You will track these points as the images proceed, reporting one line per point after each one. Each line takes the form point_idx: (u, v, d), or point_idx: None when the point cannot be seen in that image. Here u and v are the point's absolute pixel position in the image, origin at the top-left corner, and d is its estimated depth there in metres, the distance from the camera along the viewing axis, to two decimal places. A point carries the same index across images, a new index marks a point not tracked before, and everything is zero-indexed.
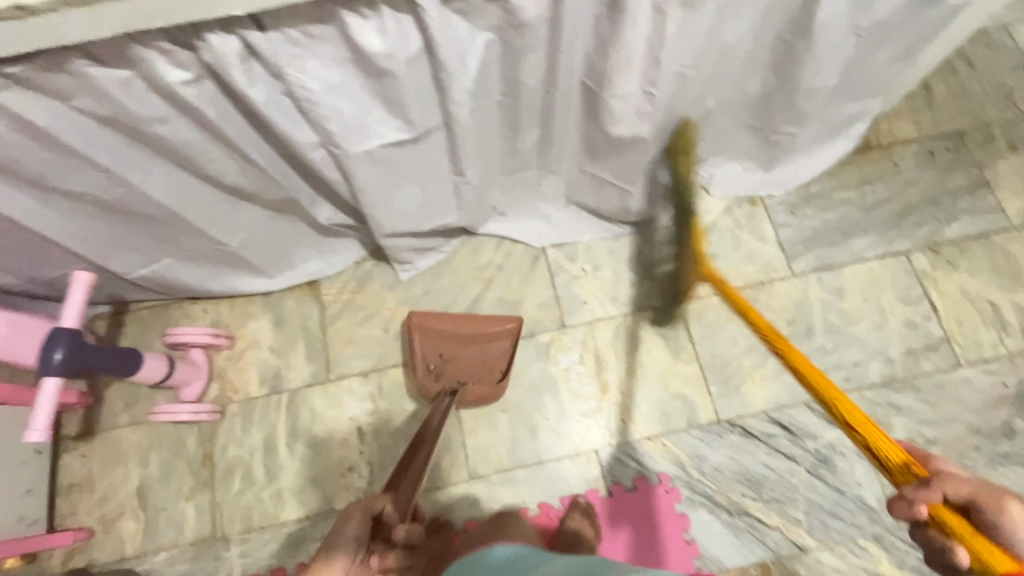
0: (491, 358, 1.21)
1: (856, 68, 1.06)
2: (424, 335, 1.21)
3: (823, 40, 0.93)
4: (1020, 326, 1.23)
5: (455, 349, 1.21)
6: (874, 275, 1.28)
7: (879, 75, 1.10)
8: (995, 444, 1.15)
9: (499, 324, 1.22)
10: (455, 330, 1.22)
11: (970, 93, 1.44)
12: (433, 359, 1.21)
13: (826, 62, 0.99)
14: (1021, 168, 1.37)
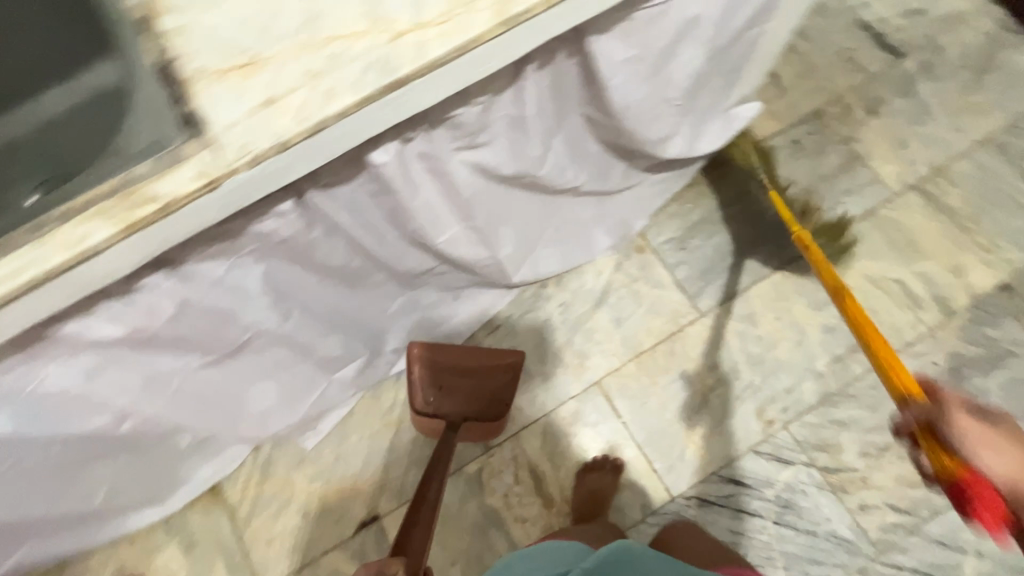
0: (494, 393, 1.12)
1: (693, 117, 0.95)
2: (430, 369, 1.11)
3: (638, 114, 0.82)
4: (932, 297, 1.21)
5: (454, 383, 1.12)
6: (779, 289, 1.23)
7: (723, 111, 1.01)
8: None
9: (501, 358, 1.13)
10: (453, 364, 1.12)
11: (816, 67, 1.40)
12: (432, 393, 1.12)
13: (658, 128, 0.88)
14: (886, 130, 1.34)
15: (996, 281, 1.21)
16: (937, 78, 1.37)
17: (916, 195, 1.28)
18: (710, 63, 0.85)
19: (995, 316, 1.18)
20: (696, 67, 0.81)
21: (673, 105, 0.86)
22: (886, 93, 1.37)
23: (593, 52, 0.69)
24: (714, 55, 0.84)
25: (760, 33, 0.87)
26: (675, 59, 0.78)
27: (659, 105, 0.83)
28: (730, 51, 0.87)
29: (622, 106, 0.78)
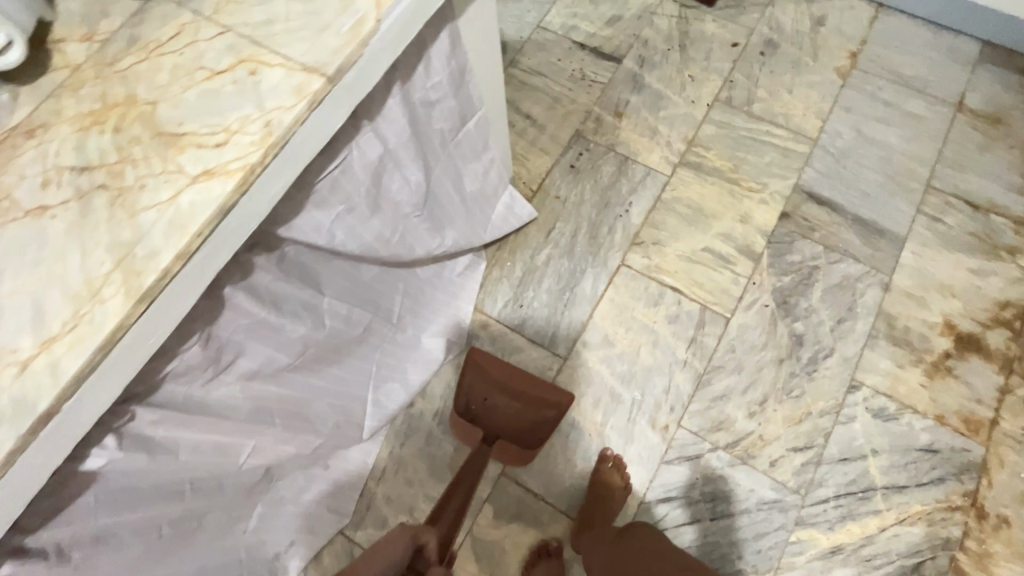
0: (535, 424, 1.15)
1: (450, 211, 0.99)
2: (477, 376, 1.16)
3: (384, 236, 0.83)
4: (738, 249, 1.32)
5: (496, 397, 1.16)
6: (617, 302, 1.29)
7: (482, 189, 1.05)
8: (799, 357, 1.22)
9: (552, 392, 1.16)
10: (508, 381, 1.17)
11: (559, 95, 1.52)
12: (478, 402, 1.17)
13: (414, 232, 0.91)
14: (638, 125, 1.47)
15: (776, 213, 1.35)
16: (655, 66, 1.54)
17: (686, 169, 1.41)
18: (435, 170, 0.88)
19: (789, 242, 1.32)
20: (417, 178, 0.82)
21: (415, 212, 0.87)
22: (623, 94, 1.51)
23: (293, 237, 0.68)
24: (435, 161, 0.87)
25: (478, 123, 0.91)
26: (388, 186, 0.77)
27: (401, 221, 0.85)
28: (444, 147, 0.88)
29: (361, 247, 0.79)
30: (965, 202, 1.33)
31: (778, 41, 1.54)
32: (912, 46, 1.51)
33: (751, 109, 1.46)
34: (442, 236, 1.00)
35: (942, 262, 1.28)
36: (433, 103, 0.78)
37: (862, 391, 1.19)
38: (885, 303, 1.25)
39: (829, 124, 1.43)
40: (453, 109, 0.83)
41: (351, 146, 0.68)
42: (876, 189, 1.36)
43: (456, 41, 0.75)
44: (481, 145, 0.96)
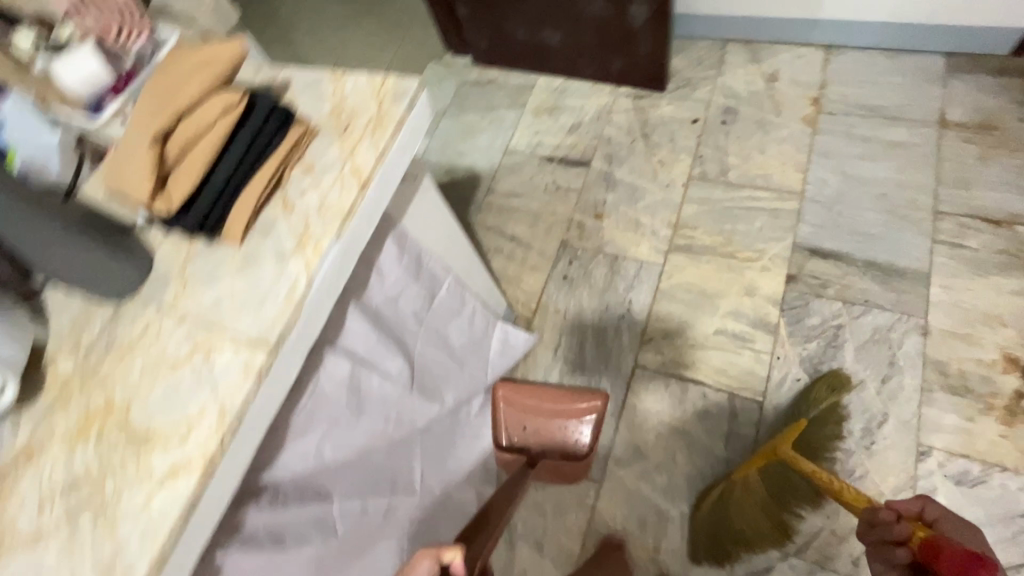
0: (577, 441, 1.11)
1: (443, 373, 1.00)
2: None
3: (381, 426, 0.84)
4: (752, 325, 1.27)
5: None
6: (641, 408, 1.25)
7: (470, 340, 1.08)
8: (852, 430, 1.12)
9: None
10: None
11: (538, 210, 1.57)
12: (518, 432, 0.96)
13: (416, 404, 0.92)
14: (619, 221, 1.49)
15: (782, 277, 1.30)
16: (623, 160, 1.58)
17: (678, 253, 1.40)
18: (415, 347, 0.92)
19: (804, 304, 1.26)
20: (398, 362, 0.85)
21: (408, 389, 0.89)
22: (599, 194, 1.54)
23: (278, 478, 0.73)
24: (413, 339, 0.91)
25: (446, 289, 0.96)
26: (370, 382, 0.81)
27: (398, 402, 0.87)
28: (423, 320, 0.92)
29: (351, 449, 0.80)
30: (983, 220, 1.24)
31: (737, 106, 1.56)
32: (874, 77, 1.49)
33: (728, 178, 1.46)
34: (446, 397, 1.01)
35: (978, 290, 1.18)
36: (396, 294, 0.84)
37: (934, 456, 1.07)
38: (928, 350, 1.15)
39: (811, 174, 1.41)
40: (419, 288, 0.88)
41: (321, 368, 0.74)
42: (880, 229, 1.30)
43: (404, 239, 0.83)
44: (459, 302, 1.01)
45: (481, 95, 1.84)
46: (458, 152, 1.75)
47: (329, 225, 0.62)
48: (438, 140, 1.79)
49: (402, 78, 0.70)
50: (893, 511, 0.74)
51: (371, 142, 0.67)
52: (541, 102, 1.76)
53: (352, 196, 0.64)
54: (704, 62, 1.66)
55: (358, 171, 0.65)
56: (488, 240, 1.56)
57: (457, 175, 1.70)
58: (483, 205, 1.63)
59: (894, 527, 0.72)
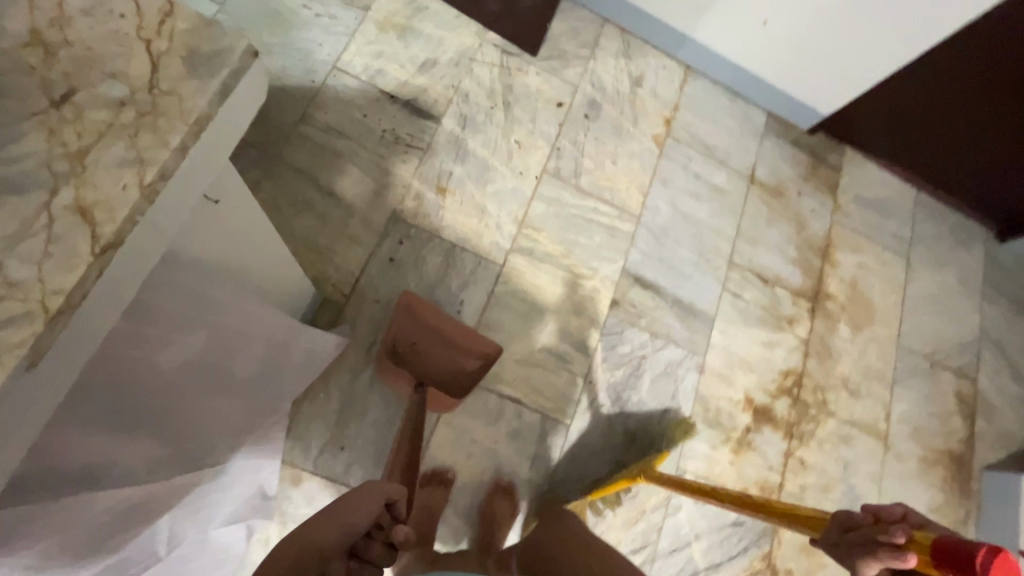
0: (460, 373, 1.12)
1: (209, 408, 0.72)
2: (407, 317, 1.10)
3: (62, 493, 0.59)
4: (574, 346, 1.27)
5: (426, 345, 1.12)
6: (455, 426, 1.16)
7: (263, 358, 0.78)
8: (634, 454, 1.25)
9: (480, 343, 1.11)
10: (438, 328, 1.11)
11: (367, 163, 1.24)
12: (408, 345, 1.11)
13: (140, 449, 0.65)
14: (464, 202, 1.29)
15: (607, 300, 1.32)
16: (479, 127, 1.35)
17: (518, 255, 1.29)
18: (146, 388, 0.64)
19: (620, 331, 1.31)
20: (106, 406, 0.62)
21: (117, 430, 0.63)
22: (445, 163, 1.30)
23: None
24: (139, 377, 0.63)
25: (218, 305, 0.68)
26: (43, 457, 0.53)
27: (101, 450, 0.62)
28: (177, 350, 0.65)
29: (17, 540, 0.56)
30: (757, 276, 1.47)
31: (601, 102, 1.47)
32: (715, 114, 1.57)
33: (579, 182, 1.39)
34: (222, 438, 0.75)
35: (742, 338, 1.40)
36: (121, 330, 0.60)
37: (685, 478, 1.27)
38: (700, 386, 1.34)
39: (649, 199, 1.44)
40: (167, 315, 0.63)
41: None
42: (690, 268, 1.42)
43: (170, 263, 0.61)
44: (254, 319, 0.74)
45: None
46: (263, 45, 1.25)
47: None
48: (231, 17, 1.25)
49: None
50: (868, 511, 0.60)
51: None
52: (390, 13, 1.36)
53: None
54: (580, 36, 1.50)
55: None
56: (295, 187, 1.19)
57: None
58: (293, 135, 1.22)
59: (880, 531, 0.57)
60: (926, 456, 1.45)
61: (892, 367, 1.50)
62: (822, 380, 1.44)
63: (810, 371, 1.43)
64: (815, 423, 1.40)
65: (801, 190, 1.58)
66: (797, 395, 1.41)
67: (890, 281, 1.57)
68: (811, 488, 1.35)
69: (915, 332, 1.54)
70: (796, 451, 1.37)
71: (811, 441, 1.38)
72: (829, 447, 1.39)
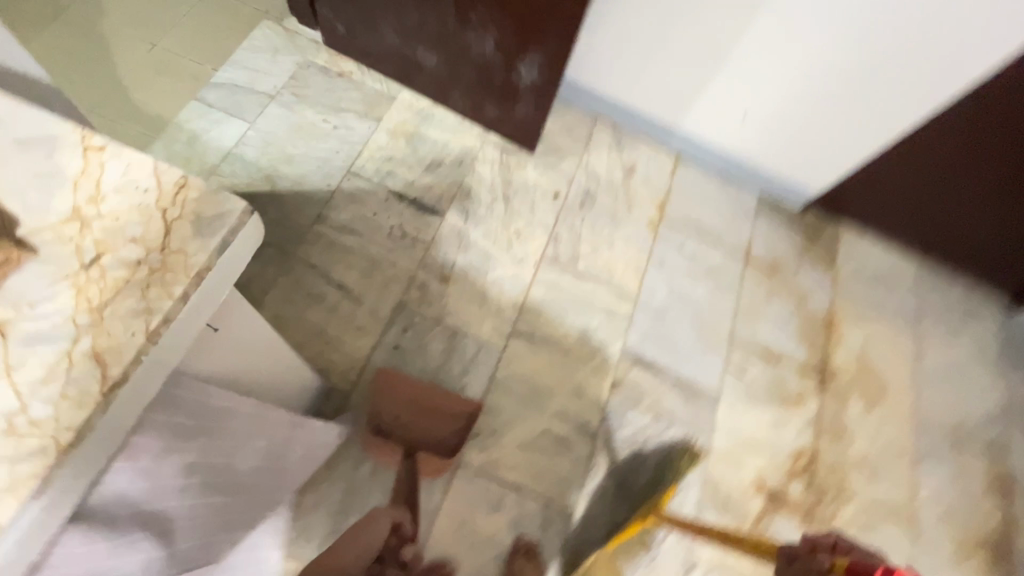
0: (446, 433, 1.20)
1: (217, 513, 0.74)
2: (385, 393, 1.18)
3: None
4: (576, 430, 1.28)
5: (408, 416, 1.19)
6: (456, 514, 1.16)
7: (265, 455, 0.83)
8: (641, 544, 1.21)
9: (458, 402, 1.22)
10: (414, 397, 1.20)
11: (376, 257, 1.34)
12: (391, 420, 1.18)
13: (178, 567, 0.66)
14: (466, 289, 1.36)
15: (608, 381, 1.34)
16: (480, 219, 1.45)
17: (518, 339, 1.34)
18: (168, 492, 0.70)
19: (622, 413, 1.32)
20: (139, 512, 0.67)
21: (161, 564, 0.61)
22: (448, 254, 1.39)
23: None
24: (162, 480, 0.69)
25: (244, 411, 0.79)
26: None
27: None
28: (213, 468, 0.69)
29: None
30: (760, 353, 1.47)
31: (596, 191, 1.57)
32: (707, 197, 1.65)
33: (576, 266, 1.45)
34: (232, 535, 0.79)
35: (748, 418, 1.39)
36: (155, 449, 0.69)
37: (698, 570, 1.21)
38: (707, 468, 1.31)
39: (646, 280, 1.49)
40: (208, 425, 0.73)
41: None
42: (690, 347, 1.43)
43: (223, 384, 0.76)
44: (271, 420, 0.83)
45: (328, 90, 1.51)
46: (286, 156, 1.40)
47: (23, 466, 0.35)
48: (260, 132, 1.41)
49: (215, 191, 0.45)
50: (805, 542, 0.68)
51: (137, 303, 0.40)
52: (400, 122, 1.51)
53: (81, 410, 0.37)
54: (574, 134, 1.63)
55: (102, 358, 0.38)
56: (309, 280, 1.28)
57: (279, 186, 1.36)
58: (309, 234, 1.33)
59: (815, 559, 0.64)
60: (961, 544, 1.35)
61: (912, 445, 1.44)
62: (838, 460, 1.39)
63: (823, 451, 1.39)
64: (833, 507, 1.34)
65: (799, 265, 1.61)
66: (812, 477, 1.36)
67: (900, 354, 1.55)
68: None
69: (934, 407, 1.49)
70: None
71: (832, 528, 1.32)
72: (852, 534, 1.32)
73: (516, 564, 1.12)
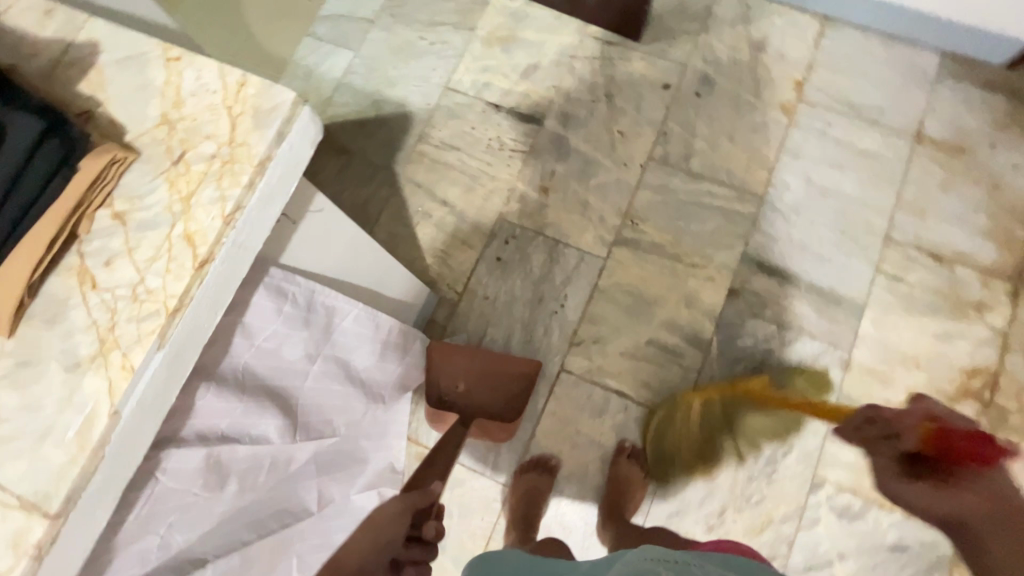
0: (509, 399, 1.18)
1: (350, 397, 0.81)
2: (440, 367, 1.12)
3: (257, 484, 0.65)
4: (686, 341, 1.21)
5: (469, 385, 1.15)
6: (560, 416, 1.20)
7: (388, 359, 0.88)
8: (757, 457, 1.14)
9: (516, 364, 1.19)
10: (471, 365, 1.16)
11: (475, 172, 1.35)
12: (450, 390, 1.15)
13: (325, 441, 0.75)
14: (566, 198, 1.31)
15: (723, 290, 1.23)
16: (580, 123, 1.36)
17: (623, 248, 1.27)
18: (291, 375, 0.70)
19: (740, 323, 1.20)
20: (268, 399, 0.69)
21: (305, 434, 0.71)
22: (547, 164, 1.34)
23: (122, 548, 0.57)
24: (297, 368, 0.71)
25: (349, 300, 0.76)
26: (252, 437, 0.64)
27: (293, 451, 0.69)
28: (334, 362, 0.76)
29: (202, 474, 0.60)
30: (927, 254, 1.20)
31: (715, 76, 1.35)
32: (863, 66, 1.33)
33: (688, 166, 1.31)
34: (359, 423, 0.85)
35: (905, 330, 1.17)
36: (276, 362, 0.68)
37: (825, 489, 1.11)
38: (845, 384, 1.15)
39: (776, 175, 1.28)
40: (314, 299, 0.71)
41: (181, 437, 0.60)
42: (830, 250, 1.23)
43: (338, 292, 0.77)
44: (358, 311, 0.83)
45: (422, 5, 1.49)
46: (389, 79, 1.44)
47: (147, 324, 0.43)
48: (364, 59, 1.47)
49: (269, 86, 0.47)
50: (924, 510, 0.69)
51: (215, 192, 0.45)
52: (494, 28, 1.45)
53: (182, 281, 0.44)
54: (689, 10, 1.41)
55: (193, 239, 0.45)
56: (415, 200, 1.35)
57: (384, 110, 1.42)
58: (414, 155, 1.38)
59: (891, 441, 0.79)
60: None
61: None
62: None
63: (1011, 371, 1.13)
64: (1020, 436, 1.10)
65: (996, 141, 1.25)
66: (991, 400, 1.12)
67: None
68: None
69: None
70: None
71: (1013, 459, 1.09)
72: None
73: (618, 464, 1.14)
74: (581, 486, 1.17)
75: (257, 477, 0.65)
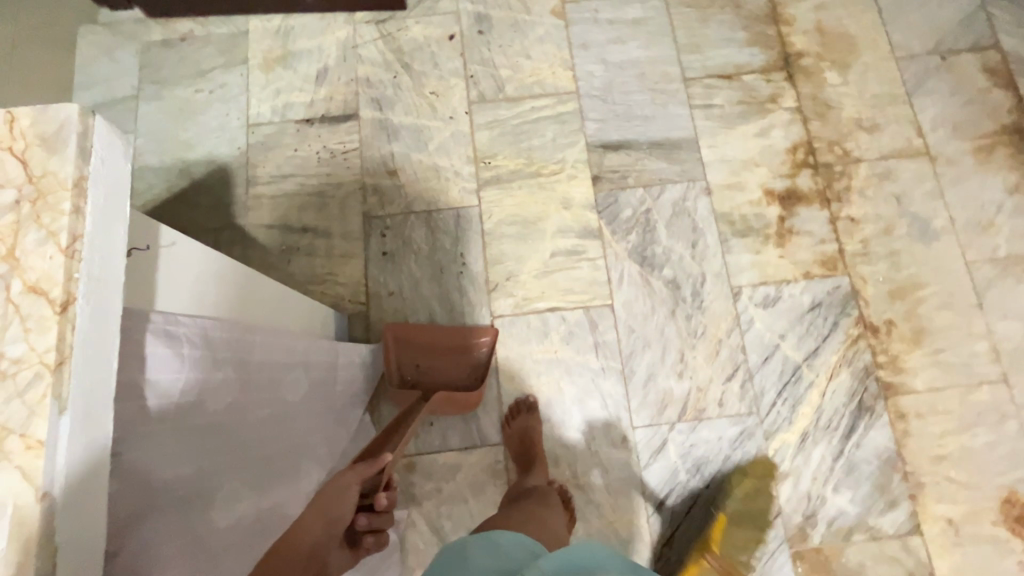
0: (472, 369, 1.19)
1: (290, 425, 0.79)
2: (399, 346, 1.16)
3: (241, 541, 0.64)
4: (581, 237, 1.29)
5: (429, 360, 1.18)
6: (514, 357, 1.22)
7: (312, 373, 0.88)
8: (684, 297, 1.25)
9: (470, 334, 1.18)
10: (429, 342, 1.17)
11: (319, 187, 1.31)
12: (411, 370, 1.18)
13: (287, 488, 0.76)
14: (416, 170, 1.33)
15: (588, 181, 1.32)
16: (394, 101, 1.37)
17: (488, 188, 1.32)
18: (227, 420, 0.65)
19: (615, 200, 1.31)
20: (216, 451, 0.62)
21: (264, 488, 0.70)
22: (383, 150, 1.34)
23: None
24: (230, 411, 0.65)
25: (250, 327, 0.73)
26: (219, 503, 0.62)
27: (264, 508, 0.69)
28: (264, 407, 0.73)
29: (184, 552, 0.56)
30: (718, 77, 1.40)
31: (487, 11, 1.44)
32: None
33: (505, 94, 1.38)
34: (308, 446, 0.84)
35: (734, 142, 1.35)
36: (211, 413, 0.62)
37: (744, 293, 1.26)
38: (715, 205, 1.31)
39: (579, 69, 1.40)
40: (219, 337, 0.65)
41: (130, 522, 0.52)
42: (649, 108, 1.38)
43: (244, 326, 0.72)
44: (276, 342, 0.78)
45: (181, 60, 1.41)
46: (184, 143, 1.34)
47: (33, 392, 0.38)
48: (147, 134, 1.35)
49: (43, 109, 0.43)
50: None
51: (39, 233, 0.40)
52: (266, 52, 1.41)
53: (49, 333, 0.39)
54: None
55: (40, 288, 0.39)
56: (275, 240, 1.28)
57: (196, 173, 1.32)
58: (251, 201, 1.30)
59: None
60: (979, 147, 1.33)
61: (902, 82, 1.38)
62: (835, 134, 1.36)
63: (817, 134, 1.36)
64: (847, 177, 1.32)
65: None
66: (816, 162, 1.34)
67: (857, 6, 1.44)
68: (873, 237, 1.28)
69: (910, 37, 1.41)
70: (842, 212, 1.30)
71: (852, 196, 1.31)
72: (873, 191, 1.31)
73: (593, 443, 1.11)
74: (565, 404, 1.20)
75: (238, 535, 0.63)
